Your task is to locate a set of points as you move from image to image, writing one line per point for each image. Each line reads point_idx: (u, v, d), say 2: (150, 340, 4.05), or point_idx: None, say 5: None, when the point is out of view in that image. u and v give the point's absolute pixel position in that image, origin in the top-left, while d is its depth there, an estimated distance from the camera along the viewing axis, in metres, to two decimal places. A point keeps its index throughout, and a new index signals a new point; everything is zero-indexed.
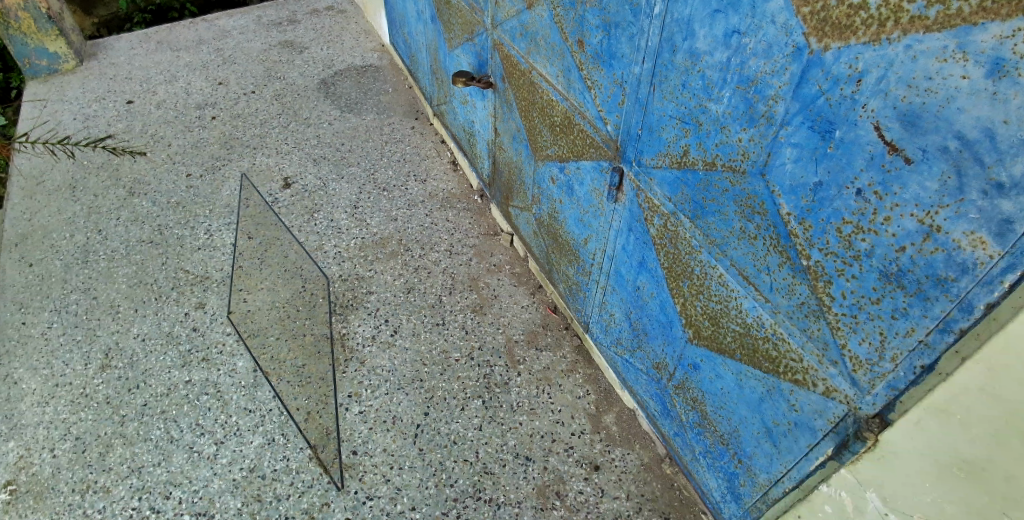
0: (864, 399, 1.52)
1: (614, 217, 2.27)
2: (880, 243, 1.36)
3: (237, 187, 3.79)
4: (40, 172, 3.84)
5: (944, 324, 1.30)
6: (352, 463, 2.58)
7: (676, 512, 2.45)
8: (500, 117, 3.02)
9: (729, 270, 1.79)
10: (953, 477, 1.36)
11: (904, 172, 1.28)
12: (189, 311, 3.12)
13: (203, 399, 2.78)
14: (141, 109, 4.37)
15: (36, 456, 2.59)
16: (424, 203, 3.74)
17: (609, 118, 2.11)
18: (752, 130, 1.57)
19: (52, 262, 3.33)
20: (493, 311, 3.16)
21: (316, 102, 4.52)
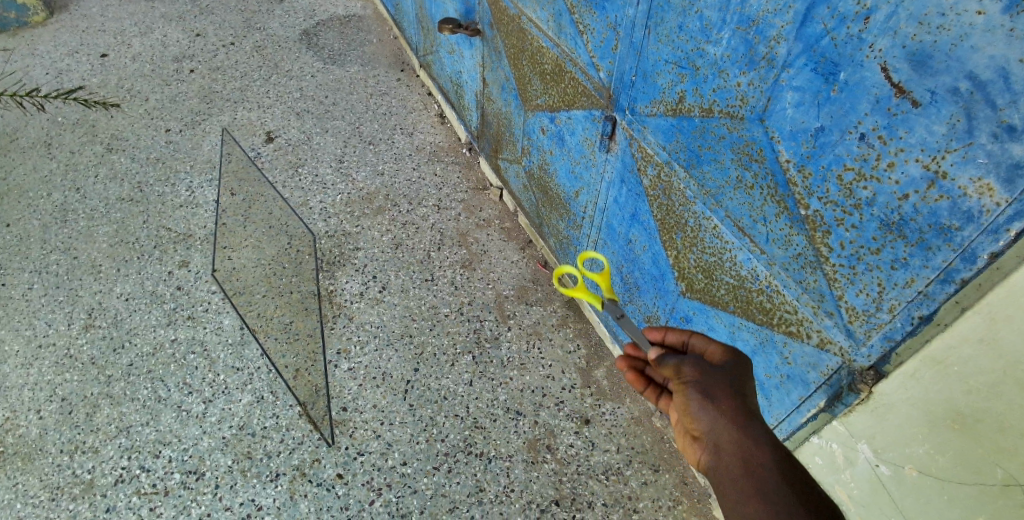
0: (859, 351, 1.50)
1: (606, 167, 2.20)
2: (883, 191, 1.32)
3: (218, 142, 3.68)
4: (13, 129, 3.69)
5: (945, 274, 1.27)
6: (342, 419, 2.56)
7: (666, 464, 2.47)
8: (488, 66, 2.91)
9: (725, 221, 1.75)
10: (946, 430, 1.36)
11: (911, 115, 1.22)
12: (172, 269, 3.05)
13: (190, 357, 2.74)
14: (116, 62, 4.20)
15: (23, 418, 2.56)
16: (412, 156, 3.65)
17: (602, 64, 2.02)
18: (752, 73, 1.50)
19: (30, 222, 3.23)
20: (483, 266, 3.11)
21: (299, 53, 4.36)
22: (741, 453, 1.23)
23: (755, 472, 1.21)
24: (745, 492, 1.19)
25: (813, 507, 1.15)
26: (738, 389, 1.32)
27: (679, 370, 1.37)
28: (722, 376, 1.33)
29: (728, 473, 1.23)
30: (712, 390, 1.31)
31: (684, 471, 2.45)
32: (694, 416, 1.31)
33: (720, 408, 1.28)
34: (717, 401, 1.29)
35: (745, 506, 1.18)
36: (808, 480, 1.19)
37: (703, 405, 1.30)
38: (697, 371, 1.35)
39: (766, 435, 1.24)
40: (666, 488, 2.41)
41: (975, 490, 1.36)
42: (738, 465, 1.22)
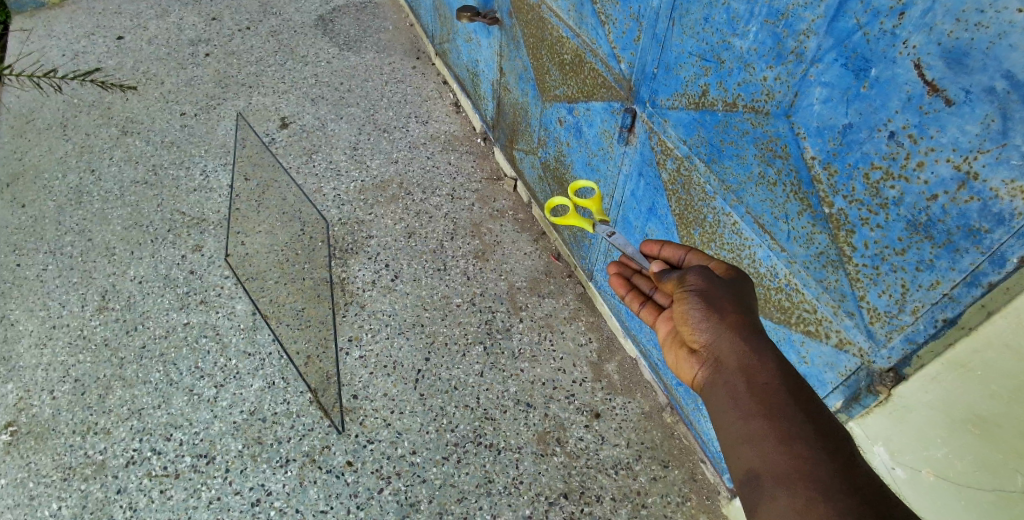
0: (879, 352, 1.48)
1: (623, 160, 2.18)
2: (911, 191, 1.29)
3: (232, 127, 3.67)
4: (29, 110, 3.70)
5: (972, 277, 1.24)
6: (352, 407, 2.57)
7: (675, 460, 2.46)
8: (506, 55, 2.88)
9: (745, 218, 1.73)
10: (965, 434, 1.32)
11: (943, 114, 1.19)
12: (186, 253, 3.06)
13: (202, 341, 2.75)
14: (132, 45, 4.20)
15: (36, 398, 2.58)
16: (426, 145, 3.63)
17: (623, 55, 2.00)
18: (780, 68, 1.48)
19: (45, 203, 3.24)
20: (496, 257, 3.10)
21: (314, 39, 4.34)
22: (742, 359, 1.29)
23: (756, 378, 1.25)
24: (743, 397, 1.24)
25: (811, 414, 1.19)
26: (743, 305, 1.38)
27: (687, 282, 1.44)
28: (729, 291, 1.40)
29: (728, 379, 1.29)
30: (717, 302, 1.37)
31: (693, 467, 2.44)
32: (699, 325, 1.38)
33: (724, 319, 1.34)
34: (721, 312, 1.36)
35: (742, 409, 1.23)
36: (808, 393, 1.23)
37: (708, 315, 1.36)
38: (706, 285, 1.41)
39: (768, 347, 1.30)
40: (675, 484, 2.40)
41: (993, 495, 1.32)
42: (739, 372, 1.28)
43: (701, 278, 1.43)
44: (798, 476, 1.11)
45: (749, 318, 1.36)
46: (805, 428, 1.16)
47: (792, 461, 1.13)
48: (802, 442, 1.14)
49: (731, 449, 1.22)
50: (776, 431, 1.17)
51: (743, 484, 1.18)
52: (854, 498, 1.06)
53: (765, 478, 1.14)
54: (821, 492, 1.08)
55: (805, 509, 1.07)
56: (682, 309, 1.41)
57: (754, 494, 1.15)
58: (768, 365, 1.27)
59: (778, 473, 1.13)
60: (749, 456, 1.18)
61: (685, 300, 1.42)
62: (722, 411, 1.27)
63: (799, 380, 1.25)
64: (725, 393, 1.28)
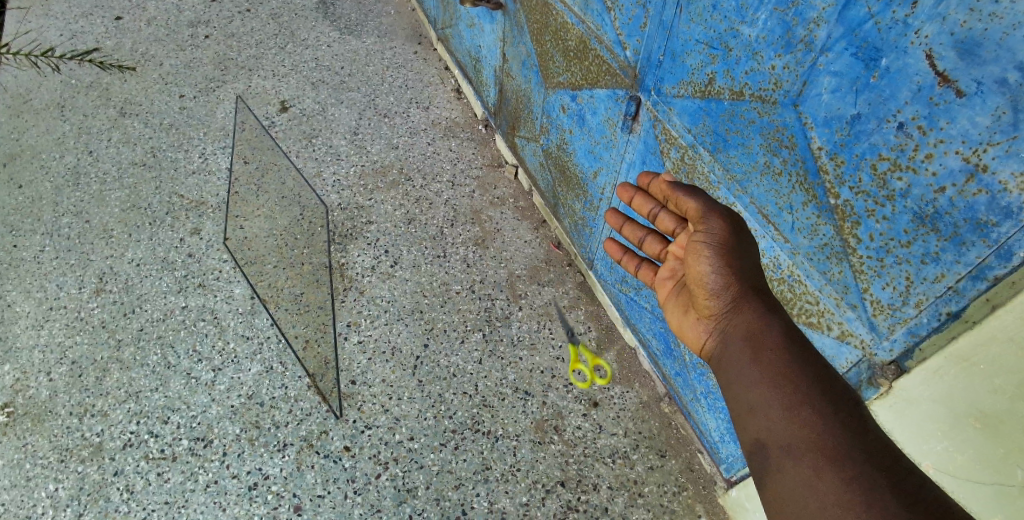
0: (881, 345, 1.47)
1: (627, 149, 2.17)
2: (918, 183, 1.28)
3: (232, 110, 3.64)
4: (26, 90, 3.65)
5: (978, 271, 1.24)
6: (351, 393, 2.56)
7: (672, 450, 2.47)
8: (509, 41, 2.86)
9: (748, 208, 1.71)
10: (967, 428, 1.34)
11: (954, 106, 1.18)
12: (184, 237, 3.04)
13: (200, 325, 2.74)
14: (131, 26, 4.14)
15: (32, 379, 2.57)
16: (427, 130, 3.61)
17: (629, 42, 1.98)
18: (788, 57, 1.46)
19: (42, 184, 3.22)
20: (496, 244, 3.09)
21: (315, 22, 4.30)
22: (754, 331, 1.41)
23: (763, 346, 1.37)
24: (753, 366, 1.37)
25: (818, 379, 1.30)
26: (752, 266, 1.50)
27: (702, 237, 1.53)
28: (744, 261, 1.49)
29: (741, 352, 1.41)
30: (728, 264, 1.48)
31: (690, 457, 2.45)
32: (712, 291, 1.50)
33: (735, 284, 1.46)
34: (733, 279, 1.47)
35: (755, 380, 1.35)
36: (815, 356, 1.34)
37: (720, 279, 1.49)
38: (723, 238, 1.50)
39: (774, 314, 1.42)
40: (672, 474, 2.41)
41: (993, 491, 1.34)
42: (747, 341, 1.41)
43: (720, 226, 1.51)
44: (809, 445, 1.23)
45: (757, 282, 1.48)
46: (812, 393, 1.28)
47: (801, 431, 1.25)
48: (809, 408, 1.26)
49: (744, 418, 1.35)
50: (784, 398, 1.29)
51: (756, 453, 1.31)
52: (865, 463, 1.17)
53: (777, 448, 1.27)
54: (831, 461, 1.19)
55: (816, 480, 1.19)
56: (697, 277, 1.53)
57: (767, 462, 1.28)
58: (774, 331, 1.39)
59: (788, 444, 1.25)
60: (761, 427, 1.31)
61: (703, 258, 1.52)
62: (734, 381, 1.40)
63: (805, 344, 1.37)
64: (739, 365, 1.40)
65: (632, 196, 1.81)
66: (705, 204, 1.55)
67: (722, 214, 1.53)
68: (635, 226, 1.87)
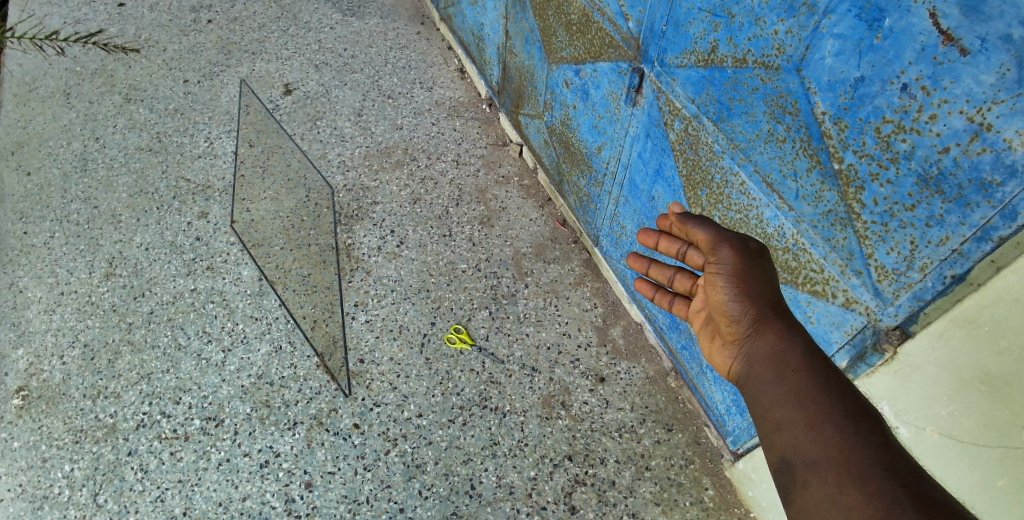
0: (886, 310, 1.46)
1: (631, 122, 2.16)
2: (922, 144, 1.27)
3: (236, 94, 3.64)
4: (31, 78, 3.66)
5: (983, 232, 1.23)
6: (359, 371, 2.59)
7: (679, 424, 2.48)
8: (512, 17, 2.84)
9: (753, 177, 1.71)
10: (972, 392, 1.35)
11: (958, 65, 1.18)
12: (192, 220, 3.06)
13: (209, 306, 2.77)
14: (133, 12, 4.13)
15: (46, 363, 2.61)
16: (431, 111, 3.60)
17: (632, 13, 1.97)
18: (792, 21, 1.46)
19: (50, 171, 3.24)
20: (501, 223, 3.09)
21: (317, 5, 4.28)
22: (775, 353, 1.33)
23: (785, 365, 1.30)
24: (775, 386, 1.28)
25: (842, 395, 1.21)
26: (772, 289, 1.42)
27: (715, 266, 1.45)
28: (761, 281, 1.41)
29: (763, 375, 1.32)
30: (745, 290, 1.41)
31: (697, 431, 2.46)
32: (734, 316, 1.42)
33: (755, 308, 1.39)
34: (752, 303, 1.40)
35: (776, 400, 1.27)
36: (839, 372, 1.25)
37: (739, 306, 1.41)
38: (734, 265, 1.43)
39: (797, 334, 1.33)
40: (679, 447, 2.43)
41: (998, 453, 1.35)
42: (771, 362, 1.32)
43: (731, 256, 1.43)
44: (832, 462, 1.13)
45: (779, 303, 1.40)
46: (834, 409, 1.18)
47: (824, 446, 1.15)
48: (831, 424, 1.17)
49: (769, 439, 1.25)
50: (806, 415, 1.20)
51: (780, 472, 1.21)
52: (889, 479, 1.06)
53: (799, 465, 1.17)
54: (854, 476, 1.09)
55: (839, 495, 1.09)
56: (718, 304, 1.46)
57: (791, 482, 1.17)
58: (797, 353, 1.31)
59: (810, 459, 1.16)
60: (784, 445, 1.21)
61: (718, 287, 1.45)
62: (759, 406, 1.31)
63: (831, 363, 1.28)
64: (761, 388, 1.31)
65: (656, 240, 1.63)
66: (714, 232, 1.46)
67: (731, 241, 1.45)
68: (662, 265, 1.72)
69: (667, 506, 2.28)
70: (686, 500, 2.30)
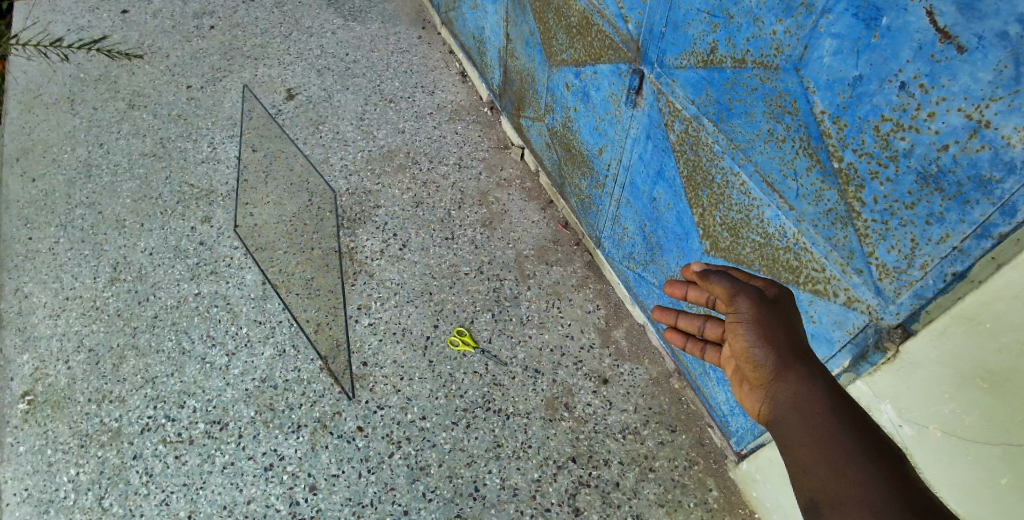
0: (887, 309, 1.47)
1: (631, 124, 2.17)
2: (921, 141, 1.28)
3: (239, 99, 3.66)
4: (36, 85, 3.69)
5: (983, 229, 1.24)
6: (363, 374, 2.60)
7: (683, 425, 2.48)
8: (513, 21, 2.85)
9: (753, 177, 1.71)
10: (974, 389, 1.35)
11: (955, 62, 1.18)
12: (195, 225, 3.08)
13: (213, 311, 2.78)
14: (137, 19, 4.16)
15: (52, 368, 2.62)
16: (432, 114, 3.61)
17: (631, 16, 1.99)
18: (789, 21, 1.47)
19: (55, 177, 3.26)
20: (503, 225, 3.10)
21: (318, 10, 4.31)
22: (797, 397, 1.31)
23: (809, 409, 1.28)
24: (799, 431, 1.27)
25: (867, 438, 1.20)
26: (795, 334, 1.38)
27: (734, 315, 1.41)
28: (783, 326, 1.37)
29: (788, 418, 1.30)
30: (766, 337, 1.37)
31: (701, 432, 2.47)
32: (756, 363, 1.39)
33: (777, 355, 1.35)
34: (773, 348, 1.36)
35: (801, 442, 1.25)
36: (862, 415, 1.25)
37: (762, 353, 1.37)
38: (753, 314, 1.38)
39: (819, 378, 1.31)
40: (683, 448, 2.43)
41: (1001, 450, 1.35)
42: (795, 405, 1.30)
43: (749, 305, 1.39)
44: (857, 502, 1.13)
45: (801, 347, 1.36)
46: (857, 451, 1.18)
47: (849, 487, 1.15)
48: (854, 465, 1.16)
49: (796, 482, 1.24)
50: (829, 457, 1.20)
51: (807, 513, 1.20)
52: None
53: (825, 505, 1.16)
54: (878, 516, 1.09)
55: None
56: (740, 350, 1.42)
57: None
58: (820, 396, 1.29)
59: (835, 500, 1.15)
60: (810, 486, 1.20)
61: (738, 334, 1.40)
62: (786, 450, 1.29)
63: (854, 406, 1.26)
64: (787, 431, 1.29)
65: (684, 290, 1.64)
66: (732, 283, 1.41)
67: (749, 290, 1.40)
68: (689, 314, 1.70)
69: (671, 507, 2.28)
70: (690, 501, 2.30)
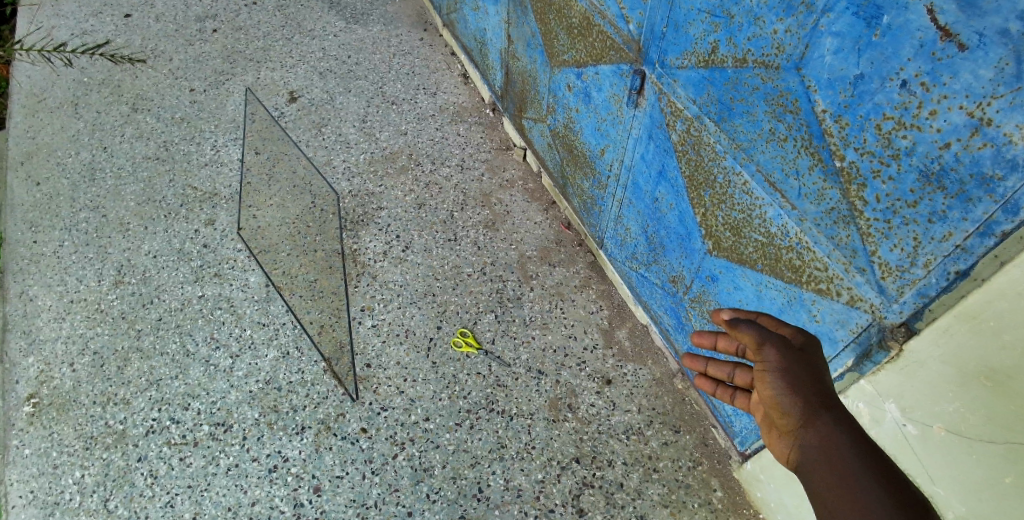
0: (890, 307, 1.46)
1: (633, 124, 2.17)
2: (923, 140, 1.28)
3: (241, 102, 3.67)
4: (40, 89, 3.70)
5: (986, 227, 1.23)
6: (366, 376, 2.60)
7: (686, 425, 2.48)
8: (514, 22, 2.86)
9: (755, 177, 1.71)
10: (977, 387, 1.35)
11: (957, 60, 1.18)
12: (199, 228, 3.09)
13: (217, 313, 2.79)
14: (140, 23, 4.18)
15: (56, 370, 2.63)
16: (435, 116, 3.62)
17: (632, 16, 1.99)
18: (790, 20, 1.47)
19: (59, 181, 3.27)
20: (506, 226, 3.11)
21: (321, 12, 4.32)
22: (823, 449, 1.25)
23: (835, 461, 1.22)
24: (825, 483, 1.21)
25: (894, 493, 1.14)
26: (823, 385, 1.33)
27: (761, 363, 1.37)
28: (810, 376, 1.33)
29: (813, 470, 1.24)
30: (794, 388, 1.32)
31: (704, 432, 2.46)
32: (784, 411, 1.33)
33: (805, 406, 1.30)
34: (800, 399, 1.31)
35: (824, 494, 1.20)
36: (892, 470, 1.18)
37: (790, 403, 1.32)
38: (780, 363, 1.34)
39: (848, 431, 1.25)
40: (686, 449, 2.42)
41: (1003, 449, 1.34)
42: (821, 456, 1.24)
43: (776, 353, 1.35)
44: None
45: (830, 399, 1.31)
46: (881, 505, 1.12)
47: None
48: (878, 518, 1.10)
49: None
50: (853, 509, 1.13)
51: None
52: None
53: None
54: None
55: None
56: (766, 398, 1.36)
57: None
58: (847, 448, 1.23)
59: None
60: None
61: (765, 383, 1.36)
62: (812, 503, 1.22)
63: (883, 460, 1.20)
64: (813, 483, 1.23)
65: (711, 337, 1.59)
66: (758, 330, 1.37)
67: (776, 340, 1.36)
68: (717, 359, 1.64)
69: (675, 507, 2.28)
70: (694, 502, 2.30)
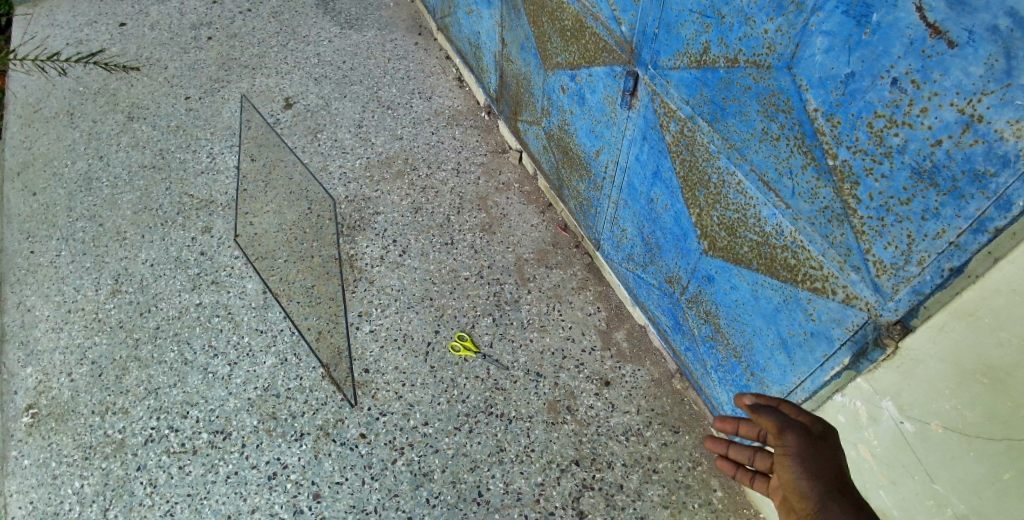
0: (886, 305, 1.47)
1: (627, 125, 2.17)
2: (914, 137, 1.28)
3: (237, 109, 3.68)
4: (36, 99, 3.70)
5: (979, 224, 1.24)
6: (364, 381, 2.60)
7: (685, 426, 2.48)
8: (508, 25, 2.86)
9: (749, 176, 1.71)
10: (975, 384, 1.34)
11: (947, 57, 1.18)
12: (196, 235, 3.09)
13: (215, 320, 2.79)
14: (135, 31, 4.18)
15: (55, 380, 2.63)
16: (430, 120, 3.62)
17: (624, 17, 1.99)
18: (781, 19, 1.47)
19: (55, 191, 3.27)
20: (503, 229, 3.11)
21: (315, 18, 4.33)
22: None
23: None
24: None
25: None
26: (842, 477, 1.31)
27: (781, 448, 1.36)
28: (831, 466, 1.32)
29: None
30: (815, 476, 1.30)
31: (703, 433, 2.46)
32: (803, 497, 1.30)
33: (825, 493, 1.27)
34: (820, 486, 1.28)
35: None
36: None
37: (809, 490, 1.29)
38: (800, 449, 1.34)
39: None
40: (686, 449, 2.42)
41: (1004, 446, 1.33)
42: None
43: (796, 439, 1.35)
44: None
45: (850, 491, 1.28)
46: None
47: None
48: None
49: None
50: None
51: None
52: None
53: None
54: None
55: None
56: (784, 483, 1.34)
57: None
58: None
59: None
60: None
61: (785, 467, 1.34)
62: None
63: None
64: None
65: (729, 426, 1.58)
66: (780, 416, 1.39)
67: (797, 426, 1.37)
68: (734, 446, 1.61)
69: (675, 508, 2.27)
70: (695, 502, 2.29)
